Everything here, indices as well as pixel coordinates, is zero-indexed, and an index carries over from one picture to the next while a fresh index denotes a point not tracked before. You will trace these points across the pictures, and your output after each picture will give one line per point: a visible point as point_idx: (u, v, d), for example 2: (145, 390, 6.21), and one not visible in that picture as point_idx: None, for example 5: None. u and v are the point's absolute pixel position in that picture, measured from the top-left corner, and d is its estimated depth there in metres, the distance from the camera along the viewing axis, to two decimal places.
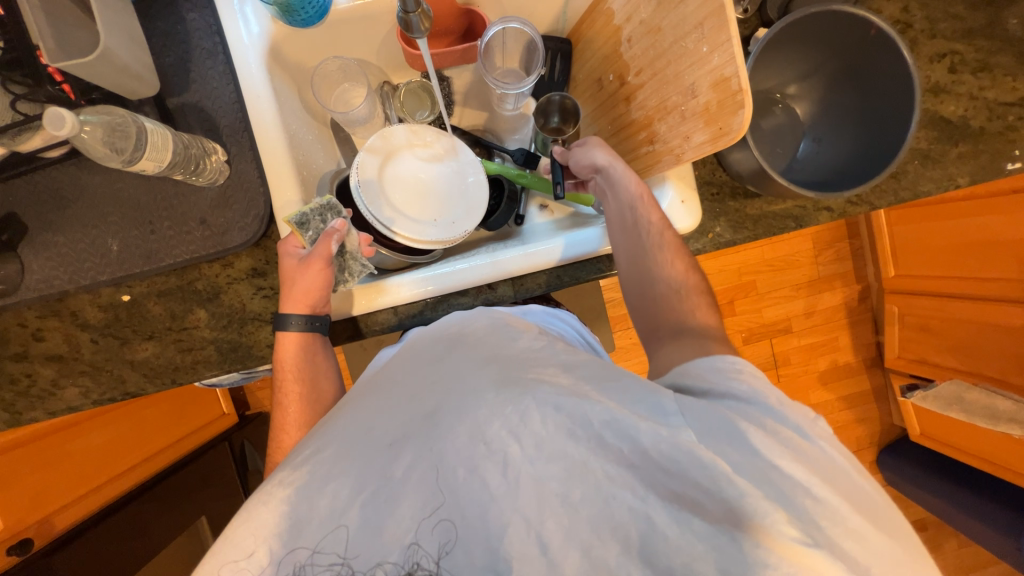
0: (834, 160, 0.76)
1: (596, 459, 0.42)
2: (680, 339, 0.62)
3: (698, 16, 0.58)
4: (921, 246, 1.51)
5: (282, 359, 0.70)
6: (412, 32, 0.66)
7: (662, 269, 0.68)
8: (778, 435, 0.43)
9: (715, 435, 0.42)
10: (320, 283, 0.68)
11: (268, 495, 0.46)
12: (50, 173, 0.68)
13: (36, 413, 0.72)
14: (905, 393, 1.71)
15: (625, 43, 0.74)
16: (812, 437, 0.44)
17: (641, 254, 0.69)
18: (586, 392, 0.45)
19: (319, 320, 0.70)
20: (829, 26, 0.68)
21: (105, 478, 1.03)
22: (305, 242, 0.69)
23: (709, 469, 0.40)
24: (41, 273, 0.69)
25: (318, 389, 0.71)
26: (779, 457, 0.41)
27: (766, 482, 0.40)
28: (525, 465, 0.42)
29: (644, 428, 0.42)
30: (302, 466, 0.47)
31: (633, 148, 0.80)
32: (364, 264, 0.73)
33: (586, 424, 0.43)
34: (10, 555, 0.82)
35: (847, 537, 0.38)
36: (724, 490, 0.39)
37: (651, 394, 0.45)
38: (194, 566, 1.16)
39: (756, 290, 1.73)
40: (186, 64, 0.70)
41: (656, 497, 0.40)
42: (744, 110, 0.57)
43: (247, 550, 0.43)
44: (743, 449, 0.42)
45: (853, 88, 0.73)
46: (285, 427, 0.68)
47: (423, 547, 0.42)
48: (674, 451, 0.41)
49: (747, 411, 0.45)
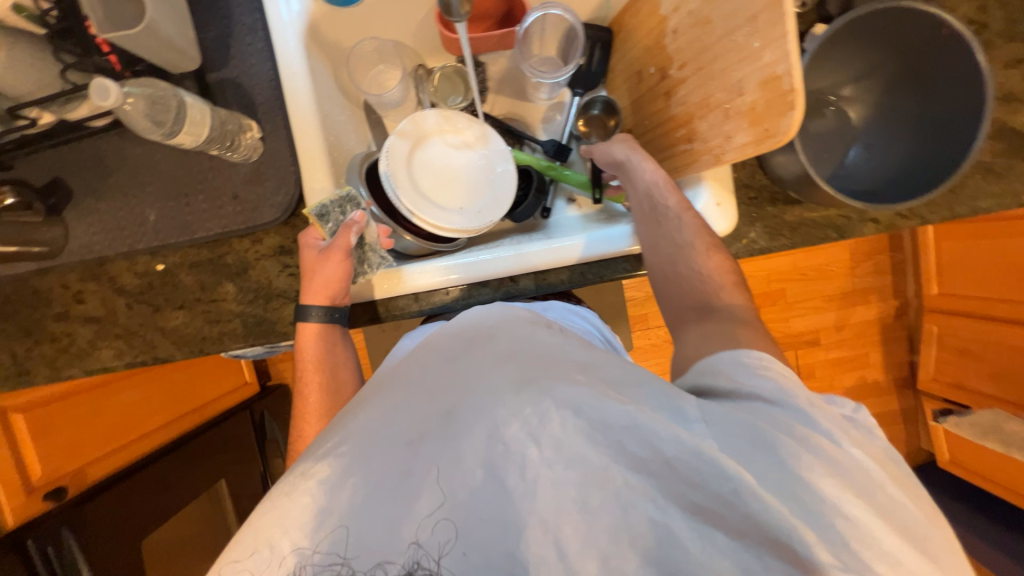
0: (886, 169, 0.71)
1: (616, 465, 0.42)
2: (721, 321, 0.58)
3: (751, 8, 0.55)
4: (970, 265, 1.42)
5: (303, 347, 0.71)
6: (451, 15, 0.64)
7: (694, 271, 0.64)
8: (808, 444, 0.41)
9: (739, 444, 0.41)
10: (340, 275, 0.68)
11: (291, 486, 0.46)
12: (94, 141, 0.70)
13: (74, 371, 0.75)
14: (937, 418, 1.63)
15: (669, 34, 0.71)
16: (850, 448, 0.41)
17: (667, 253, 0.67)
18: (604, 393, 0.44)
19: (338, 311, 0.71)
20: (894, 24, 0.63)
21: (135, 436, 1.09)
22: (326, 234, 0.70)
23: (733, 481, 0.39)
24: (84, 239, 0.72)
25: (338, 379, 0.71)
26: (812, 472, 0.39)
27: (795, 500, 0.39)
28: (543, 468, 0.42)
29: (666, 434, 0.41)
30: (326, 459, 0.47)
31: (670, 145, 0.77)
32: (382, 256, 0.73)
33: (604, 427, 0.42)
34: (45, 501, 0.89)
35: (881, 559, 0.36)
36: (748, 504, 0.39)
37: (672, 398, 0.44)
38: (208, 528, 1.21)
39: (785, 299, 1.67)
40: (226, 39, 0.71)
41: (676, 506, 0.40)
42: (794, 112, 0.54)
43: (270, 540, 0.43)
44: (771, 462, 0.40)
45: (915, 93, 0.68)
46: (306, 417, 0.69)
47: (423, 547, 0.43)
48: (696, 460, 0.40)
49: (771, 415, 0.43)
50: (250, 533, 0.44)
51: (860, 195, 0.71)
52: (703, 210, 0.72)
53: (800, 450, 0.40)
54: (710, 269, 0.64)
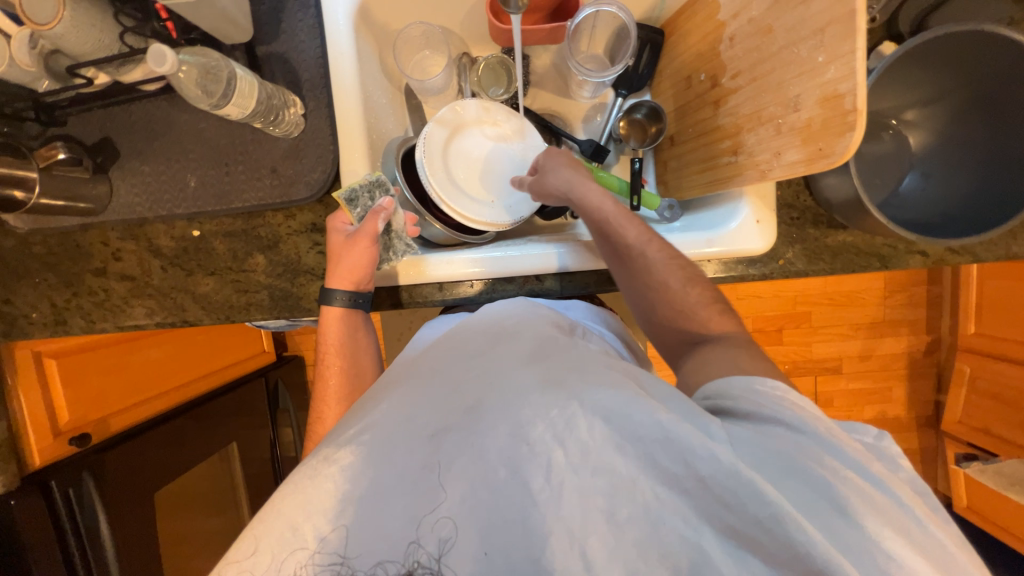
0: (943, 202, 0.68)
1: (647, 480, 0.42)
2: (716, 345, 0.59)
3: (821, 20, 0.52)
4: (1014, 307, 1.35)
5: (325, 333, 0.72)
6: (508, 5, 0.68)
7: (681, 298, 0.63)
8: (840, 476, 0.40)
9: (772, 469, 0.41)
10: (366, 260, 0.69)
11: (315, 470, 0.47)
12: (144, 105, 0.72)
13: (107, 325, 0.78)
14: (960, 462, 1.58)
15: (726, 41, 0.68)
16: (891, 488, 0.41)
17: (647, 285, 0.64)
18: (634, 396, 0.44)
19: (362, 296, 0.71)
20: (971, 50, 0.60)
21: (157, 392, 1.12)
22: (354, 219, 0.71)
23: (772, 507, 0.39)
24: (126, 199, 0.74)
25: (358, 364, 0.73)
26: (857, 507, 0.39)
27: (832, 532, 0.39)
28: (569, 473, 0.43)
29: (701, 453, 0.40)
30: (347, 446, 0.48)
31: (712, 156, 0.74)
32: (408, 243, 0.74)
33: (634, 438, 0.42)
34: (71, 445, 0.93)
35: None
36: (791, 535, 0.38)
37: (699, 414, 0.44)
38: (214, 488, 1.25)
39: (810, 323, 1.62)
40: (278, 13, 0.71)
41: (709, 526, 0.40)
42: (855, 133, 0.51)
43: (294, 524, 0.44)
44: (805, 490, 0.40)
45: (983, 124, 0.65)
46: (326, 398, 0.71)
47: (423, 546, 0.44)
48: (732, 480, 0.40)
49: (804, 447, 0.42)
50: (252, 535, 0.45)
51: (911, 225, 0.68)
52: (742, 225, 0.70)
53: (835, 483, 0.40)
54: (675, 282, 0.63)
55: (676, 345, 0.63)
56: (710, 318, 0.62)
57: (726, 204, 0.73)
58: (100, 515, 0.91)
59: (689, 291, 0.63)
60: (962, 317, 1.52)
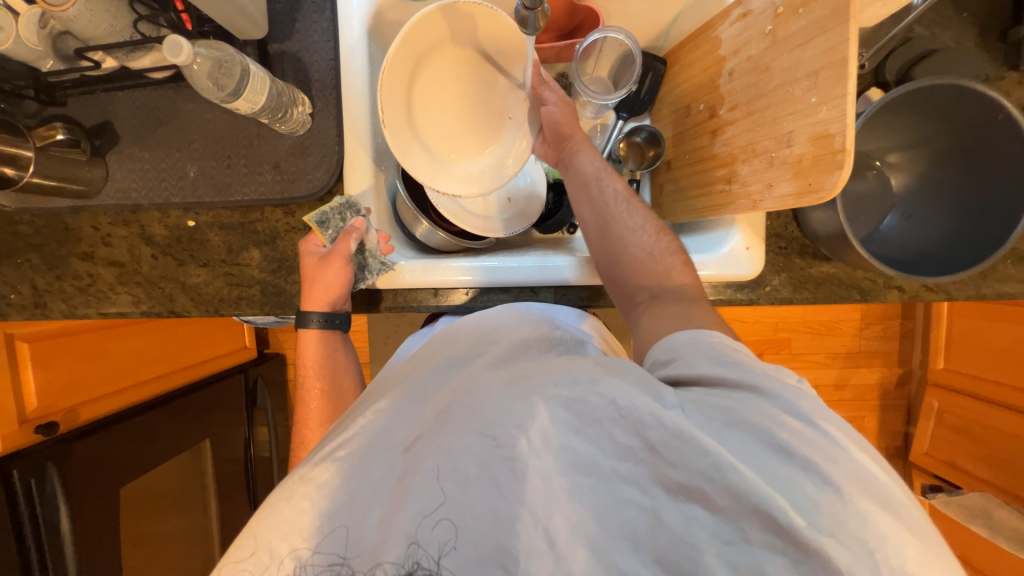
0: (919, 241, 0.72)
1: (606, 458, 0.43)
2: (674, 302, 0.60)
3: (815, 64, 0.56)
4: (979, 344, 1.41)
5: (304, 354, 0.74)
6: (525, 28, 0.62)
7: (647, 247, 0.65)
8: (777, 422, 0.43)
9: (710, 419, 0.43)
10: (339, 282, 0.69)
11: (289, 492, 0.46)
12: (149, 92, 0.71)
13: (89, 310, 0.76)
14: (926, 493, 1.63)
15: (725, 76, 0.72)
16: (823, 427, 0.42)
17: (617, 235, 0.67)
18: (602, 370, 0.47)
19: (339, 316, 0.72)
20: (952, 102, 0.64)
21: (132, 382, 1.09)
22: (326, 241, 0.71)
23: (711, 456, 0.40)
24: (121, 184, 0.73)
25: (339, 385, 0.74)
26: (793, 449, 0.41)
27: (765, 470, 0.41)
28: (532, 458, 0.43)
29: (648, 413, 0.42)
30: (325, 463, 0.47)
31: (706, 183, 0.77)
32: (382, 262, 0.72)
33: (588, 411, 0.44)
34: (37, 433, 0.89)
35: (854, 525, 0.38)
36: (729, 476, 0.39)
37: (651, 383, 0.46)
38: (183, 483, 1.21)
39: (789, 349, 1.66)
40: (294, 13, 0.72)
41: (661, 489, 0.41)
42: (842, 172, 0.54)
43: (270, 544, 0.43)
44: (745, 439, 0.42)
45: (961, 170, 0.69)
46: (308, 423, 0.72)
47: (423, 547, 0.43)
48: (677, 440, 0.41)
49: (746, 404, 0.44)
50: (251, 536, 0.45)
51: (891, 262, 0.72)
52: (732, 252, 0.72)
53: (770, 427, 0.42)
54: (649, 230, 0.67)
55: (633, 291, 0.65)
56: (674, 266, 0.64)
57: (719, 230, 0.76)
58: (62, 509, 0.87)
59: (659, 238, 0.66)
60: (932, 352, 1.58)
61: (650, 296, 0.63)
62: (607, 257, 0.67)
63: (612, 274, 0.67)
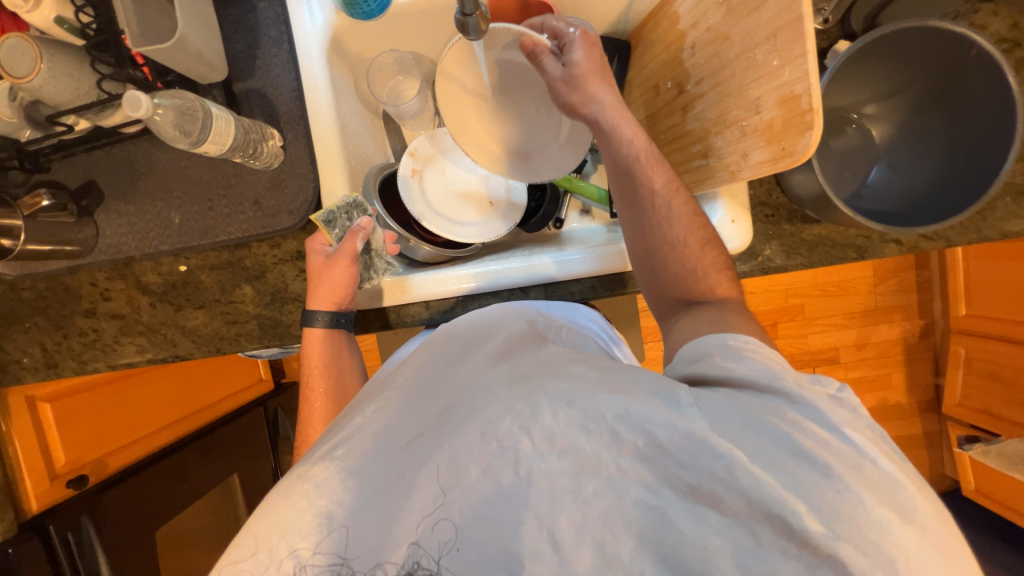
0: (908, 192, 0.71)
1: (609, 454, 0.42)
2: (711, 310, 0.58)
3: (772, 26, 0.54)
4: (1000, 286, 1.36)
5: (309, 349, 0.74)
6: (468, 34, 0.60)
7: (687, 259, 0.62)
8: (799, 428, 0.41)
9: (731, 425, 0.42)
10: (346, 281, 0.70)
11: (288, 490, 0.46)
12: (126, 147, 0.73)
13: (98, 364, 0.78)
14: (963, 444, 1.58)
15: (688, 50, 0.70)
16: (847, 435, 0.41)
17: (657, 247, 0.63)
18: (601, 386, 0.45)
19: (344, 316, 0.73)
20: (925, 45, 0.62)
21: (155, 426, 1.11)
22: (333, 239, 0.72)
23: (724, 459, 0.40)
24: (112, 239, 0.75)
25: (341, 381, 0.75)
26: (817, 459, 0.40)
27: (784, 474, 0.40)
28: (536, 462, 0.43)
29: (660, 420, 0.42)
30: (324, 463, 0.47)
31: (684, 160, 0.76)
32: (389, 262, 0.74)
33: (597, 418, 0.43)
34: (70, 488, 0.91)
35: (870, 526, 0.38)
36: (741, 481, 0.39)
37: (666, 386, 0.44)
38: (218, 517, 1.24)
39: (803, 315, 1.62)
40: (253, 50, 0.73)
41: (669, 488, 0.41)
42: (813, 132, 0.53)
43: (268, 545, 0.43)
44: (765, 439, 0.41)
45: (942, 113, 0.67)
46: (312, 422, 0.73)
47: (422, 547, 0.43)
48: (688, 442, 0.41)
49: (755, 404, 0.44)
50: (250, 536, 0.44)
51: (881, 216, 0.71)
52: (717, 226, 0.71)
53: (792, 434, 0.41)
54: (693, 241, 0.62)
55: (670, 300, 0.64)
56: (719, 284, 0.61)
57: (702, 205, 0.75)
58: (101, 558, 0.89)
59: (705, 253, 0.62)
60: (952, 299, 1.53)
61: (686, 308, 0.61)
62: (644, 268, 0.65)
63: (647, 277, 0.65)
